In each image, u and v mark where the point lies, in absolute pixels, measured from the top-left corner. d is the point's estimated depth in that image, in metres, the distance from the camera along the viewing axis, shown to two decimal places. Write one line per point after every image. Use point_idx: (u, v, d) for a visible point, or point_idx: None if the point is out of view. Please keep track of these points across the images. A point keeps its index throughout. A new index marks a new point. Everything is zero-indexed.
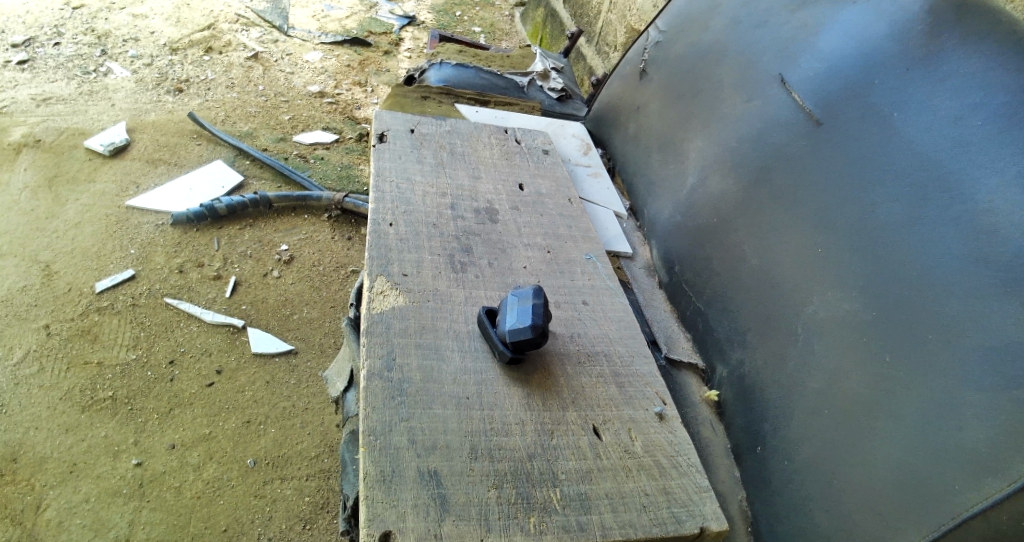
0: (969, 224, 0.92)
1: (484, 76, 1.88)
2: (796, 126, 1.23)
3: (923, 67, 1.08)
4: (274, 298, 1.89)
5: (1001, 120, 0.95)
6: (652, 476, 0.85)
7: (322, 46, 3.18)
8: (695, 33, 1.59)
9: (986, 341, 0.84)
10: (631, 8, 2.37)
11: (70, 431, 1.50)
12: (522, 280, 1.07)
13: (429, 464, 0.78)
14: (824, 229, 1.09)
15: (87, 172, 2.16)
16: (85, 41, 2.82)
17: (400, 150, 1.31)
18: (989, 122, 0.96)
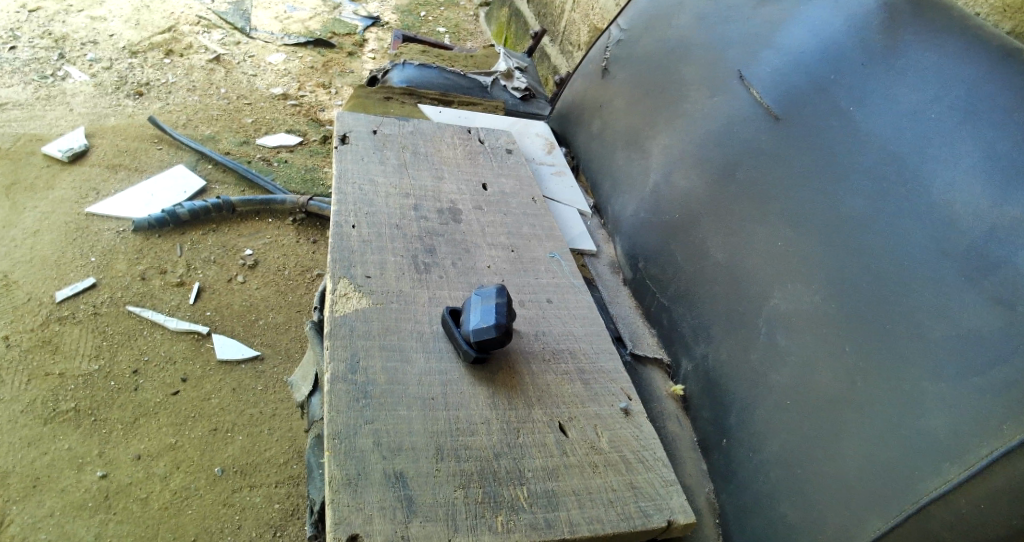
0: (930, 215, 0.96)
1: (448, 76, 1.88)
2: (758, 122, 1.25)
3: (882, 64, 1.13)
4: (239, 304, 1.87)
5: (959, 117, 1.01)
6: (618, 471, 0.86)
7: (285, 48, 3.14)
8: (656, 31, 1.61)
9: (946, 329, 0.87)
10: (594, 7, 2.39)
11: (33, 445, 1.46)
12: (486, 280, 1.07)
13: (395, 466, 0.78)
14: (787, 223, 1.12)
15: (44, 179, 2.10)
16: (41, 45, 2.75)
17: (363, 151, 1.30)
18: (947, 118, 1.01)
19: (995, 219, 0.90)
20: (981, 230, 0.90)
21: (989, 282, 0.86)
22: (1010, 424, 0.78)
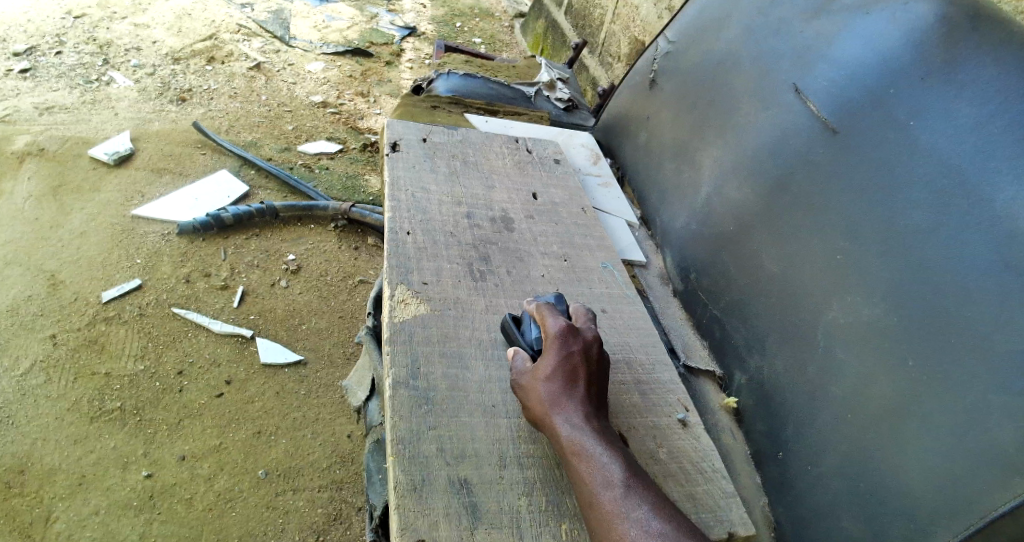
0: (991, 229, 0.93)
1: (493, 86, 1.89)
2: (812, 135, 1.24)
3: (941, 73, 1.10)
4: (283, 308, 1.88)
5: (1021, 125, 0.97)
6: (679, 482, 0.85)
7: (323, 56, 3.18)
8: (704, 42, 1.61)
9: (1011, 346, 0.85)
10: (635, 18, 2.39)
11: (79, 442, 1.48)
12: (541, 288, 1.07)
13: (459, 472, 0.77)
14: (843, 236, 1.10)
15: (91, 181, 2.15)
16: (87, 50, 2.81)
17: (414, 159, 1.31)
18: (1009, 127, 0.98)
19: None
20: None
21: None
22: None
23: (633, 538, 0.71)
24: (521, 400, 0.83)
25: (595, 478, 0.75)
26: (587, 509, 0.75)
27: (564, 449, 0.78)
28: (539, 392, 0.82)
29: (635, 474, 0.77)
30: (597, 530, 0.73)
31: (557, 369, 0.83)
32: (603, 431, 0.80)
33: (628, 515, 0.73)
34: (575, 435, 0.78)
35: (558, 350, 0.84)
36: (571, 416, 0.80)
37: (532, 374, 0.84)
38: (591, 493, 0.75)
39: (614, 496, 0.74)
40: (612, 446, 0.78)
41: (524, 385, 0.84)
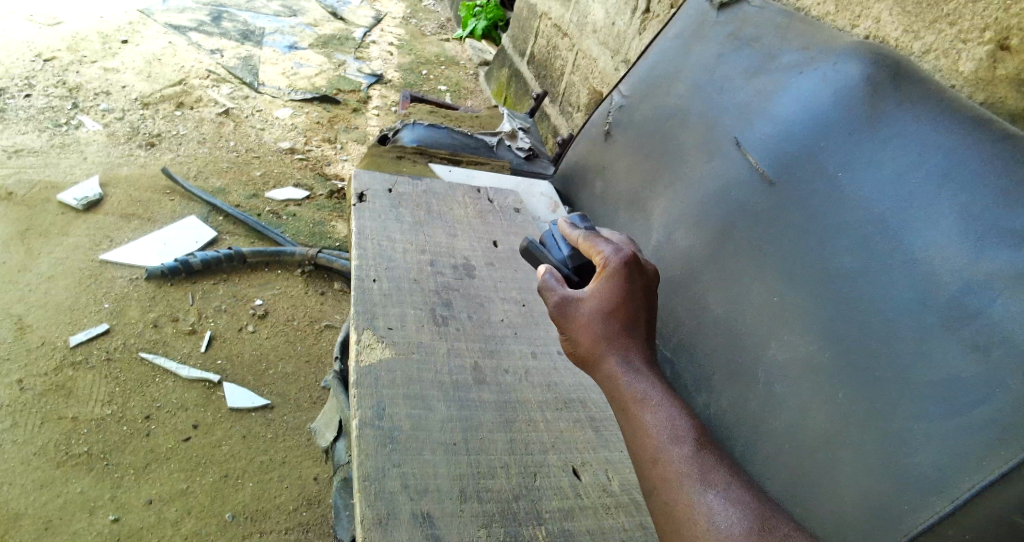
0: (912, 270, 1.06)
1: (456, 136, 1.99)
2: (753, 185, 1.37)
3: (866, 129, 1.24)
4: (250, 353, 1.91)
5: (937, 176, 1.10)
6: (629, 512, 0.92)
7: (291, 103, 3.27)
8: (656, 98, 1.75)
9: (931, 375, 0.96)
10: (592, 72, 2.55)
11: (45, 487, 1.48)
12: (500, 332, 1.14)
13: (422, 507, 0.83)
14: (781, 279, 1.22)
15: (59, 226, 2.16)
16: (56, 94, 2.85)
17: (380, 209, 1.39)
18: (927, 178, 1.11)
19: (971, 273, 0.99)
20: (960, 284, 1.00)
21: (967, 332, 0.95)
22: (988, 459, 0.86)
23: (704, 496, 0.80)
24: (572, 331, 0.96)
25: (664, 434, 0.86)
26: (651, 460, 0.85)
27: (630, 401, 0.89)
28: (597, 328, 0.94)
29: (701, 436, 0.86)
30: (662, 484, 0.83)
31: (615, 307, 0.95)
32: (668, 393, 0.90)
33: (699, 474, 0.82)
34: (642, 392, 0.89)
35: (616, 295, 0.97)
36: (636, 373, 0.91)
37: (585, 300, 0.97)
38: (658, 447, 0.85)
39: (682, 453, 0.84)
40: (677, 406, 0.89)
41: (574, 313, 0.97)
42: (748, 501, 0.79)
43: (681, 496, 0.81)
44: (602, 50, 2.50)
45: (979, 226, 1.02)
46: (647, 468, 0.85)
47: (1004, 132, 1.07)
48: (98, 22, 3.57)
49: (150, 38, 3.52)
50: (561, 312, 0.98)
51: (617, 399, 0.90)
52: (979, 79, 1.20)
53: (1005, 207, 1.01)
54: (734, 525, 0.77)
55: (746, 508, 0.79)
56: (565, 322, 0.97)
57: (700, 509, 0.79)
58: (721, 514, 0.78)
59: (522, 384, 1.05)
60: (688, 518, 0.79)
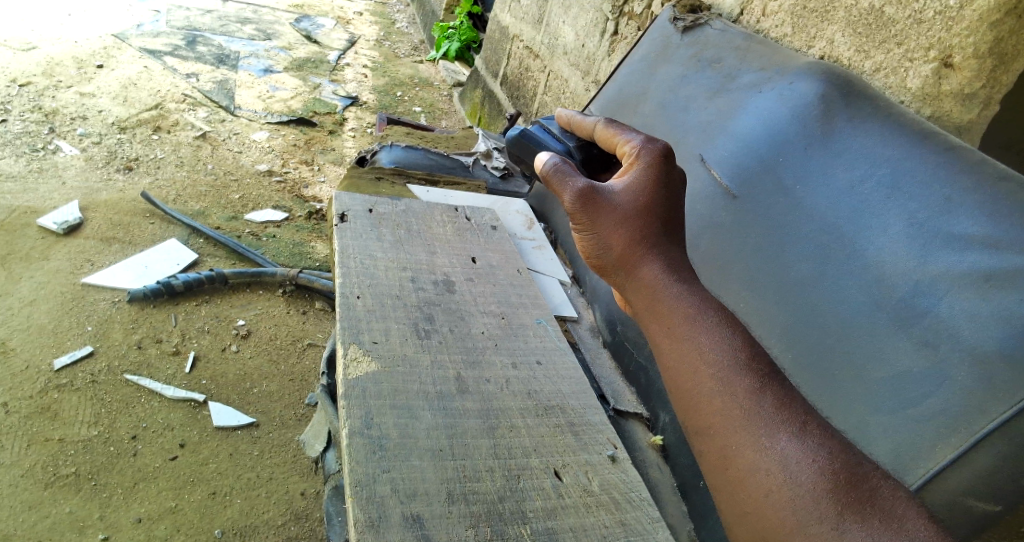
0: (865, 274, 1.15)
1: (433, 157, 2.06)
2: (716, 198, 1.45)
3: (820, 144, 1.34)
4: (234, 373, 1.94)
5: (885, 187, 1.20)
6: (609, 510, 0.97)
7: (268, 126, 3.31)
8: (624, 116, 1.84)
9: (884, 371, 1.05)
10: (564, 93, 2.64)
11: (34, 508, 1.49)
12: (481, 344, 1.20)
13: (412, 509, 0.88)
14: (745, 286, 1.31)
15: (40, 250, 2.17)
16: (32, 119, 2.85)
17: (361, 229, 1.44)
18: (875, 189, 1.21)
19: (919, 276, 1.09)
20: (907, 286, 1.09)
21: (917, 328, 1.05)
22: (939, 447, 0.96)
23: (780, 443, 0.87)
24: (607, 232, 1.06)
25: (729, 371, 0.94)
26: (716, 398, 0.93)
27: (689, 335, 0.98)
28: (635, 236, 1.05)
29: (768, 373, 0.94)
30: (732, 421, 0.91)
31: (650, 210, 1.06)
32: (727, 327, 0.98)
33: (770, 416, 0.89)
34: (702, 329, 0.98)
35: (651, 198, 1.07)
36: (695, 312, 1.00)
37: (616, 192, 1.08)
38: (723, 385, 0.93)
39: (751, 393, 0.91)
40: (739, 339, 0.97)
41: (605, 207, 1.06)
42: (822, 446, 0.86)
43: (753, 438, 0.88)
44: (573, 70, 2.60)
45: (924, 233, 1.12)
46: (711, 404, 0.93)
47: (946, 144, 1.18)
48: (72, 47, 3.58)
49: (125, 63, 3.54)
50: (587, 199, 1.06)
51: (674, 329, 1.00)
52: (925, 94, 1.30)
53: (951, 213, 1.11)
54: (811, 470, 0.84)
55: (821, 451, 0.86)
56: (595, 216, 1.06)
57: (776, 452, 0.87)
58: (797, 458, 0.85)
59: (502, 393, 1.11)
60: (759, 462, 0.87)
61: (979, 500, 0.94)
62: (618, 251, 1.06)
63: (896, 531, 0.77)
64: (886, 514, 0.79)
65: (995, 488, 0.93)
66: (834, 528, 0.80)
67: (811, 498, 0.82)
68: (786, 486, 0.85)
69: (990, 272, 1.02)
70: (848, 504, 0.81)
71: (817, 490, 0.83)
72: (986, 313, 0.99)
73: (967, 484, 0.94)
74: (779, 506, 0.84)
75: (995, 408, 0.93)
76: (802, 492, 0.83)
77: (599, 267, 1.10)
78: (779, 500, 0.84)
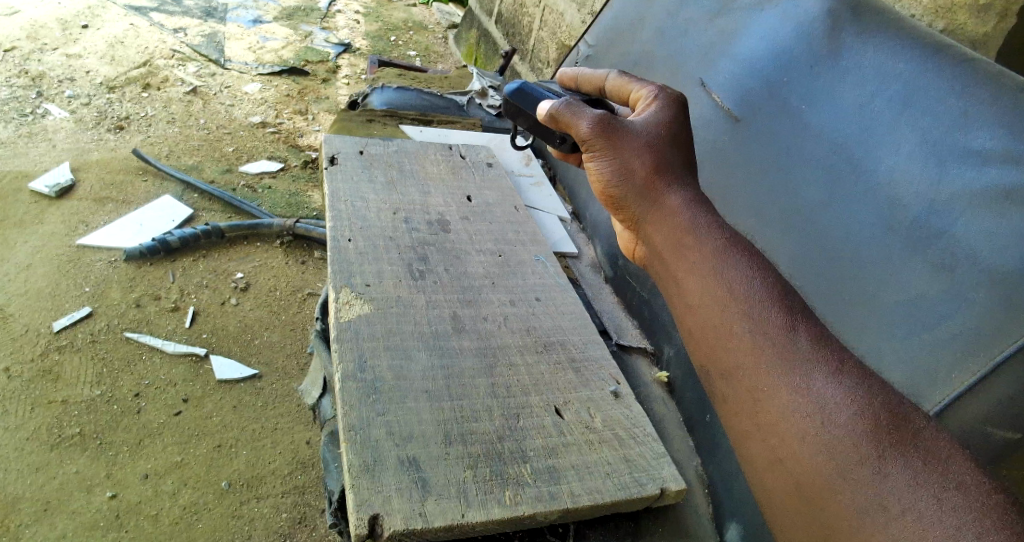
0: (875, 196, 1.07)
1: (426, 97, 1.97)
2: (718, 123, 1.37)
3: (826, 61, 1.24)
4: (234, 325, 1.91)
5: (896, 104, 1.11)
6: (613, 447, 0.92)
7: (259, 77, 3.21)
8: (621, 46, 1.74)
9: (897, 296, 0.99)
10: (561, 25, 2.51)
11: (41, 469, 1.49)
12: (477, 283, 1.15)
13: (408, 452, 0.84)
14: (751, 214, 1.24)
15: (33, 214, 2.14)
16: (19, 83, 2.78)
17: (351, 170, 1.38)
18: (887, 106, 1.12)
19: (933, 197, 1.01)
20: (922, 207, 1.01)
21: (930, 253, 0.98)
22: (957, 372, 0.89)
23: (815, 382, 0.77)
24: (625, 159, 1.00)
25: (760, 304, 0.84)
26: (746, 333, 0.83)
27: (715, 267, 0.89)
28: (658, 168, 0.99)
29: (802, 309, 0.84)
30: (760, 360, 0.81)
31: (670, 146, 1.01)
32: (756, 262, 0.89)
33: (805, 353, 0.79)
34: (729, 261, 0.89)
35: (672, 138, 1.02)
36: (721, 243, 0.91)
37: (638, 124, 1.03)
38: (753, 320, 0.83)
39: (782, 328, 0.82)
40: (767, 274, 0.87)
41: (624, 135, 1.01)
42: (862, 384, 0.75)
43: (786, 377, 0.79)
44: (569, 1, 2.46)
45: (939, 150, 1.03)
46: (740, 340, 0.84)
47: (963, 55, 1.08)
48: (55, 8, 3.47)
49: (111, 21, 3.43)
50: (605, 126, 1.01)
51: (697, 264, 0.91)
52: (939, 7, 1.22)
53: (967, 127, 1.02)
54: (848, 410, 0.74)
55: (863, 390, 0.75)
56: (615, 146, 1.01)
57: (809, 392, 0.77)
58: (834, 399, 0.75)
59: (500, 330, 1.06)
60: (793, 403, 0.78)
61: (998, 429, 0.87)
62: (638, 180, 1.00)
63: (945, 474, 0.67)
64: (930, 457, 0.69)
65: (1015, 414, 0.86)
66: (878, 473, 0.70)
67: (849, 440, 0.73)
68: (819, 428, 0.75)
69: (1008, 190, 0.93)
70: (890, 445, 0.70)
71: (857, 431, 0.72)
72: (1002, 233, 0.92)
73: (986, 410, 0.87)
74: (813, 448, 0.75)
75: (1016, 331, 0.86)
76: (838, 435, 0.73)
77: (616, 201, 1.03)
78: (813, 444, 0.75)
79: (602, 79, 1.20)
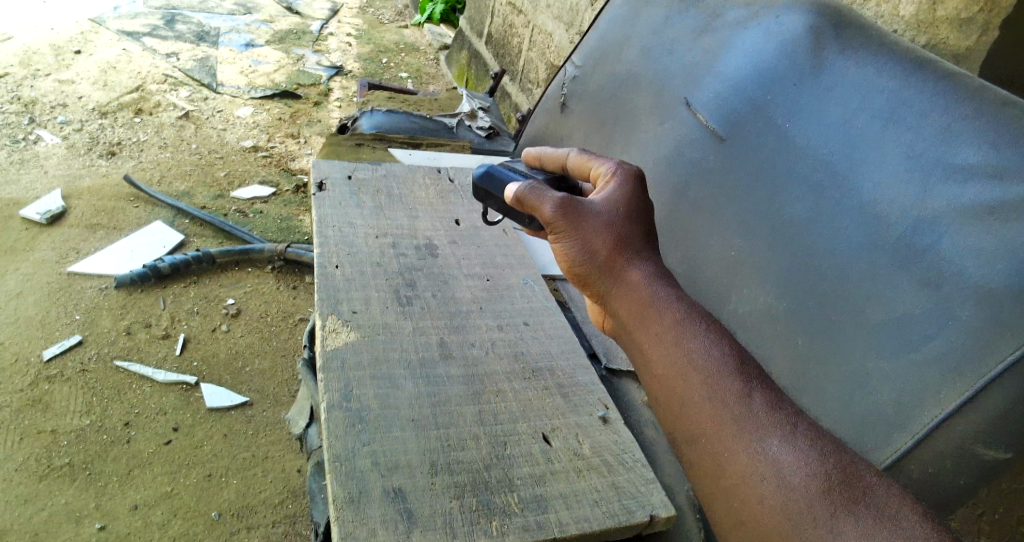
0: (860, 213, 1.08)
1: (415, 120, 1.99)
2: (704, 142, 1.38)
3: (810, 78, 1.26)
4: (225, 353, 1.91)
5: (881, 119, 1.12)
6: (601, 474, 0.92)
7: (251, 101, 3.23)
8: (608, 65, 1.76)
9: (884, 313, 1.00)
10: (550, 45, 2.53)
11: (29, 501, 1.48)
12: (464, 308, 1.15)
13: (393, 483, 0.83)
14: (738, 233, 1.25)
15: (24, 242, 2.14)
16: (11, 109, 2.79)
17: (339, 196, 1.38)
18: (870, 122, 1.13)
19: (919, 213, 1.02)
20: (907, 222, 1.02)
21: (917, 268, 0.98)
22: (945, 392, 0.90)
23: (771, 449, 0.78)
24: (589, 238, 0.94)
25: (719, 373, 0.83)
26: (705, 401, 0.82)
27: (674, 336, 0.87)
28: (622, 241, 0.94)
29: (757, 376, 0.84)
30: (721, 430, 0.81)
31: (631, 215, 0.96)
32: (716, 332, 0.87)
33: (763, 423, 0.79)
34: (687, 329, 0.87)
35: (632, 202, 0.97)
36: (683, 314, 0.88)
37: (599, 197, 0.97)
38: (712, 388, 0.83)
39: (740, 397, 0.81)
40: (727, 344, 0.86)
41: (586, 211, 0.94)
42: (815, 447, 0.77)
43: (742, 442, 0.79)
44: (557, 22, 2.50)
45: (924, 166, 1.04)
46: (698, 408, 0.83)
47: (944, 72, 1.10)
48: (48, 34, 3.49)
49: (103, 47, 3.45)
50: (568, 209, 0.94)
51: (661, 339, 0.88)
52: (920, 21, 1.24)
53: (950, 144, 1.03)
54: (802, 472, 0.75)
55: (816, 454, 0.76)
56: (578, 223, 0.94)
57: (767, 457, 0.77)
58: (789, 463, 0.76)
59: (488, 357, 1.06)
60: (750, 467, 0.78)
61: (989, 449, 0.87)
62: (602, 257, 0.94)
63: (892, 530, 0.69)
64: (880, 513, 0.71)
65: (1008, 436, 0.85)
66: (831, 533, 0.71)
67: (804, 502, 0.74)
68: (777, 490, 0.76)
69: (992, 206, 0.94)
70: (842, 504, 0.73)
71: (810, 493, 0.74)
72: (988, 248, 0.92)
73: (977, 431, 0.87)
74: (773, 511, 0.75)
75: (1002, 349, 0.86)
76: (794, 498, 0.74)
77: (580, 276, 0.97)
78: (771, 506, 0.76)
79: (564, 158, 1.11)
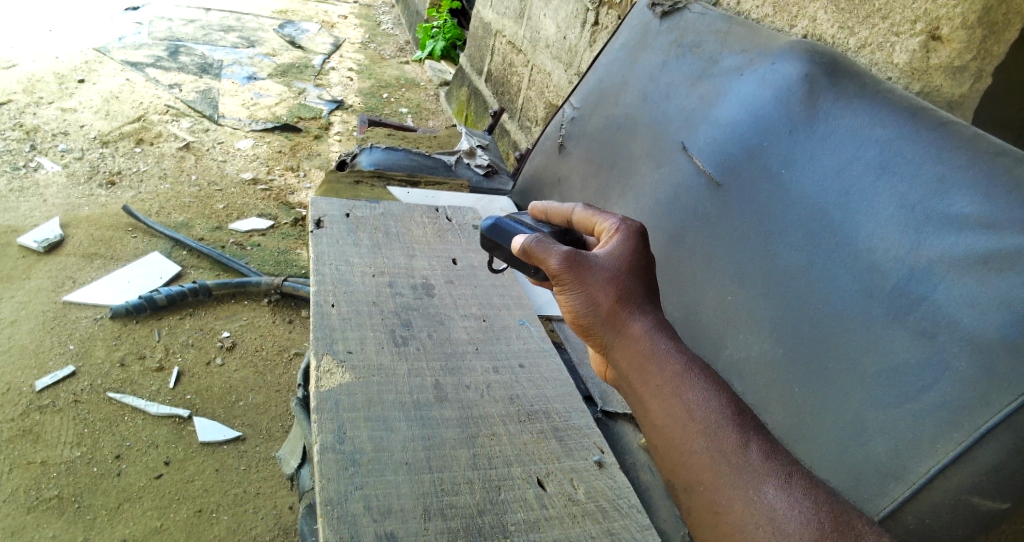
0: (854, 263, 1.10)
1: (414, 158, 2.03)
2: (701, 189, 1.42)
3: (805, 127, 1.29)
4: (219, 387, 1.90)
5: (874, 169, 1.15)
6: (596, 520, 0.92)
7: (252, 133, 3.27)
8: (606, 108, 1.81)
9: (878, 363, 1.01)
10: (549, 86, 2.60)
11: (15, 535, 1.46)
12: (460, 349, 1.16)
13: (386, 527, 0.83)
14: (735, 279, 1.27)
15: (20, 269, 2.14)
16: (13, 137, 2.82)
17: (338, 234, 1.40)
18: (864, 171, 1.16)
19: (913, 262, 1.03)
20: (901, 271, 1.04)
21: (911, 319, 1.00)
22: (940, 443, 0.91)
23: (767, 498, 0.78)
24: (592, 289, 0.96)
25: (717, 423, 0.85)
26: (704, 451, 0.84)
27: (674, 387, 0.89)
28: (624, 292, 0.96)
29: (754, 426, 0.85)
30: (718, 479, 0.82)
31: (634, 266, 0.98)
32: (715, 382, 0.89)
33: (759, 472, 0.80)
34: (687, 380, 0.89)
35: (635, 255, 0.99)
36: (682, 365, 0.90)
37: (603, 251, 0.99)
38: (710, 438, 0.84)
39: (737, 447, 0.83)
40: (725, 394, 0.87)
41: (590, 264, 0.97)
42: (809, 496, 0.78)
43: (739, 491, 0.80)
44: (556, 63, 2.56)
45: (916, 216, 1.06)
46: (697, 458, 0.84)
47: (937, 120, 1.12)
48: (53, 62, 3.55)
49: (107, 76, 3.51)
50: (573, 262, 0.96)
51: (661, 389, 0.90)
52: (914, 69, 1.25)
53: (944, 194, 1.05)
54: (796, 520, 0.76)
55: (810, 503, 0.77)
56: (583, 275, 0.96)
57: (762, 506, 0.78)
58: (784, 511, 0.77)
59: (483, 400, 1.07)
60: (747, 516, 0.79)
61: (985, 499, 0.87)
62: (605, 308, 0.96)
63: None
64: None
65: (1005, 486, 0.86)
66: None
67: None
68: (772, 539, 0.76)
69: (986, 256, 0.96)
70: None
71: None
72: (981, 299, 0.94)
73: (974, 480, 0.87)
74: None
75: (1000, 400, 0.87)
76: None
77: (583, 327, 0.99)
78: None
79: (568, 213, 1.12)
